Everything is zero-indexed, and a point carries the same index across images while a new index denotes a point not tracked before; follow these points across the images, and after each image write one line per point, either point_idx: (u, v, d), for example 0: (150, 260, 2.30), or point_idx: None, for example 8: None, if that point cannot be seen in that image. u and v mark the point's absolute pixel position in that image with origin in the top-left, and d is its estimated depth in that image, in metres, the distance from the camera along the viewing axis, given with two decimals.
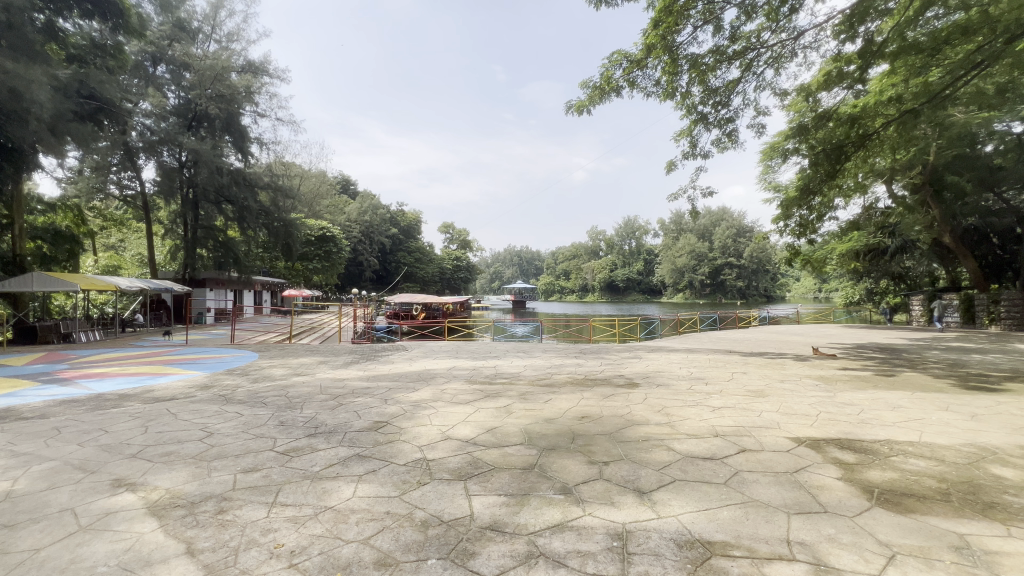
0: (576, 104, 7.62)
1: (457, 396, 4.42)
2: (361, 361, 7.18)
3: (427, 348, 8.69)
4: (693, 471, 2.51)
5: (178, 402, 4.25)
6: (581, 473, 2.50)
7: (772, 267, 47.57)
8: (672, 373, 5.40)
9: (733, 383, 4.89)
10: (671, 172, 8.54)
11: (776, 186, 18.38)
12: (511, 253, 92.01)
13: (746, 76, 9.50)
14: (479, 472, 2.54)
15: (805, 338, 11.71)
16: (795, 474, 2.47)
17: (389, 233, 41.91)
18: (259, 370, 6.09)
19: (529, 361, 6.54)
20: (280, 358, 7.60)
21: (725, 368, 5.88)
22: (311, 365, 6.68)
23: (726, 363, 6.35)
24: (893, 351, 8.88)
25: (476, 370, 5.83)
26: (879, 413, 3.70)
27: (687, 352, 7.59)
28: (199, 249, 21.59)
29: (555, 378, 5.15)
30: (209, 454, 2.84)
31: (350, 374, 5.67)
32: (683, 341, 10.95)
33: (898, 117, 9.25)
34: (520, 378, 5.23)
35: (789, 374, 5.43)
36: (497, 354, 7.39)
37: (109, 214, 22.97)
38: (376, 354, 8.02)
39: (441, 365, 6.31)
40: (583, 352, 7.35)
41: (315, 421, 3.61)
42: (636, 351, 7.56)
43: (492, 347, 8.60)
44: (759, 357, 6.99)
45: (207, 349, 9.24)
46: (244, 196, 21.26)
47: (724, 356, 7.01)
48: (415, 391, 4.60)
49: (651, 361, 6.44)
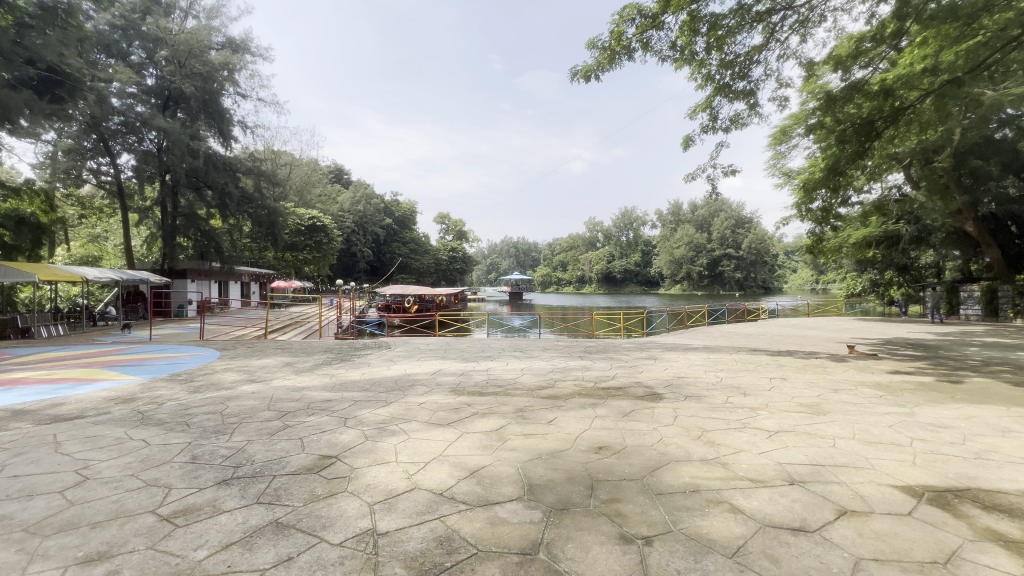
0: (582, 69, 6.65)
1: (437, 414, 3.51)
2: (335, 362, 6.25)
3: (413, 345, 7.76)
4: (788, 562, 1.60)
5: (78, 424, 3.31)
6: (610, 566, 1.59)
7: (770, 259, 46.88)
8: (700, 380, 4.51)
9: (779, 395, 3.97)
10: (689, 148, 7.57)
11: (785, 172, 17.47)
12: (508, 244, 90.93)
13: (768, 43, 8.60)
14: (451, 561, 1.63)
15: (826, 334, 10.80)
16: (950, 567, 1.56)
17: (383, 224, 40.77)
18: (207, 375, 5.15)
19: (528, 363, 5.64)
20: (243, 358, 6.66)
21: (760, 373, 4.96)
22: (273, 368, 5.75)
23: (758, 366, 5.44)
24: (929, 349, 8.01)
25: (465, 376, 4.91)
26: (990, 440, 2.81)
27: (707, 351, 6.68)
28: (179, 239, 20.41)
29: (560, 388, 4.25)
30: (50, 524, 1.90)
31: (313, 381, 4.73)
32: (697, 337, 10.02)
33: (935, 89, 8.22)
34: (519, 387, 4.33)
35: (839, 381, 4.52)
36: (492, 354, 6.47)
37: (86, 201, 21.88)
38: (354, 354, 7.07)
39: (424, 368, 5.38)
40: (589, 352, 6.45)
41: (238, 455, 2.66)
42: (649, 350, 6.64)
43: (485, 344, 7.70)
44: (791, 357, 6.09)
45: (168, 347, 8.25)
46: (223, 180, 20.08)
47: (751, 356, 6.12)
48: (385, 407, 3.67)
49: (670, 363, 5.52)
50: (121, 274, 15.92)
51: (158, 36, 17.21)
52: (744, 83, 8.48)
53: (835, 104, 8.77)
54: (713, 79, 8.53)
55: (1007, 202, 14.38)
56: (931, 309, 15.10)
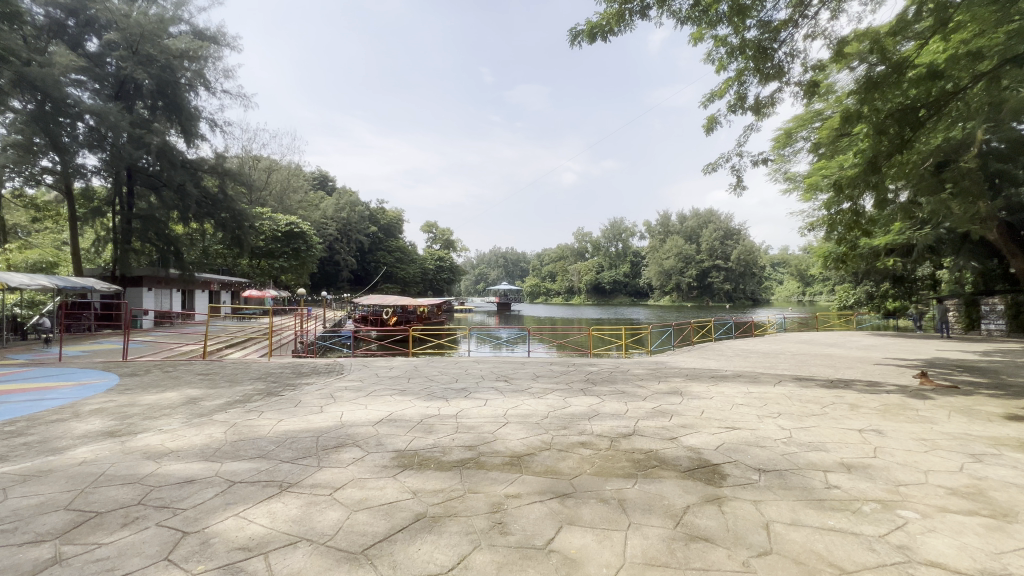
0: (584, 28, 5.34)
1: (358, 521, 2.02)
2: (258, 396, 4.71)
3: (371, 372, 6.21)
4: None
5: None
6: None
7: (759, 271, 46.23)
8: (764, 440, 3.09)
9: (903, 470, 2.55)
10: (713, 131, 6.28)
11: (790, 176, 16.37)
12: (496, 254, 89.51)
13: (796, 18, 7.42)
14: None
15: (854, 354, 9.47)
16: None
17: (367, 232, 39.17)
18: (56, 425, 3.56)
19: (516, 403, 4.17)
20: (142, 390, 5.06)
21: (839, 421, 3.54)
22: (166, 409, 4.17)
23: (825, 405, 4.03)
24: (991, 374, 6.71)
25: (424, 429, 3.41)
26: None
27: (744, 381, 5.25)
28: (135, 243, 18.74)
29: (564, 457, 2.80)
30: None
31: (198, 438, 3.21)
32: (712, 358, 8.59)
33: (989, 71, 6.93)
34: (501, 451, 2.88)
35: (964, 438, 3.12)
36: (468, 386, 4.97)
37: (40, 203, 20.10)
38: (294, 383, 5.52)
39: (370, 412, 3.87)
40: (595, 383, 4.99)
41: None
42: (667, 379, 5.21)
43: (462, 369, 6.20)
44: (856, 391, 4.69)
45: (69, 372, 6.54)
46: (181, 178, 18.49)
47: (804, 389, 4.70)
48: (274, 503, 2.18)
49: (710, 405, 4.06)
50: (59, 281, 14.06)
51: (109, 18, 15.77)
52: (774, 58, 7.08)
53: (879, 88, 7.28)
54: (732, 58, 7.24)
55: (1021, 210, 13.49)
56: (941, 324, 14.06)
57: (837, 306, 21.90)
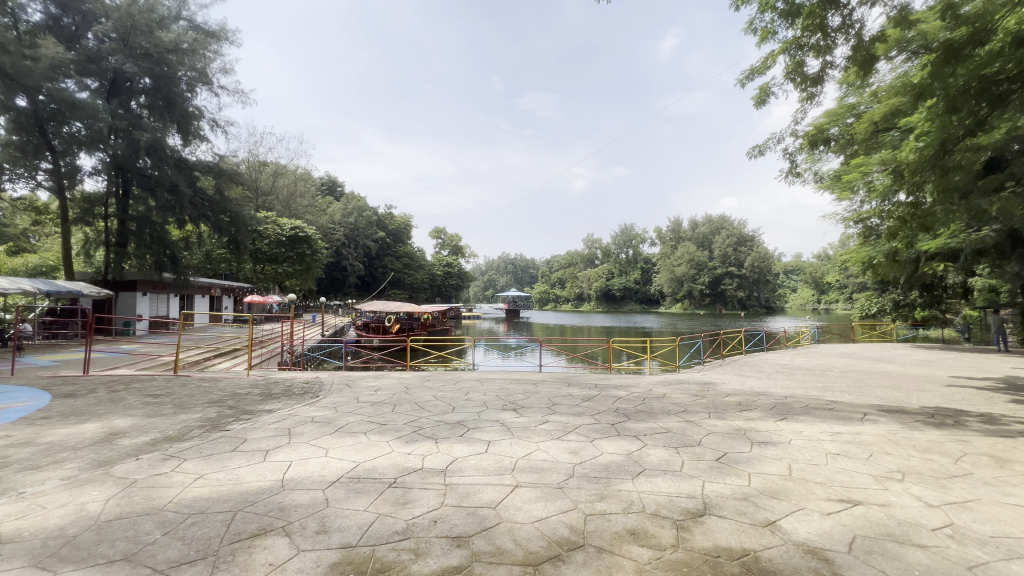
0: None
1: None
2: (198, 430, 3.68)
3: (353, 393, 5.18)
4: None
5: None
6: None
7: (774, 278, 44.68)
8: (918, 534, 1.97)
9: None
10: (764, 104, 5.23)
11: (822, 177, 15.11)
12: (505, 261, 88.56)
13: None
14: None
15: (914, 372, 8.23)
16: None
17: (375, 237, 38.33)
18: None
19: (529, 450, 3.07)
20: (63, 420, 4.05)
21: (1007, 494, 2.39)
22: (66, 452, 3.16)
23: (958, 459, 2.89)
24: None
25: (398, 498, 2.34)
26: None
27: (818, 414, 4.11)
28: (130, 247, 17.91)
29: (607, 571, 1.70)
30: None
31: (57, 514, 2.15)
32: (753, 377, 7.43)
33: None
34: (507, 556, 1.80)
35: None
36: (466, 420, 3.90)
37: (40, 206, 19.47)
38: (256, 409, 4.50)
39: (329, 466, 2.81)
40: (629, 418, 3.87)
41: None
42: (721, 412, 4.10)
43: (462, 393, 5.13)
44: (978, 431, 3.54)
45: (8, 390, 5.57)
46: (178, 178, 17.67)
47: (910, 430, 3.55)
48: None
49: (797, 458, 2.93)
50: (44, 286, 13.00)
51: (102, 10, 15.07)
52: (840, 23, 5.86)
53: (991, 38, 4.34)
54: (781, 24, 6.12)
55: None
56: (996, 336, 12.69)
57: (860, 315, 20.61)
